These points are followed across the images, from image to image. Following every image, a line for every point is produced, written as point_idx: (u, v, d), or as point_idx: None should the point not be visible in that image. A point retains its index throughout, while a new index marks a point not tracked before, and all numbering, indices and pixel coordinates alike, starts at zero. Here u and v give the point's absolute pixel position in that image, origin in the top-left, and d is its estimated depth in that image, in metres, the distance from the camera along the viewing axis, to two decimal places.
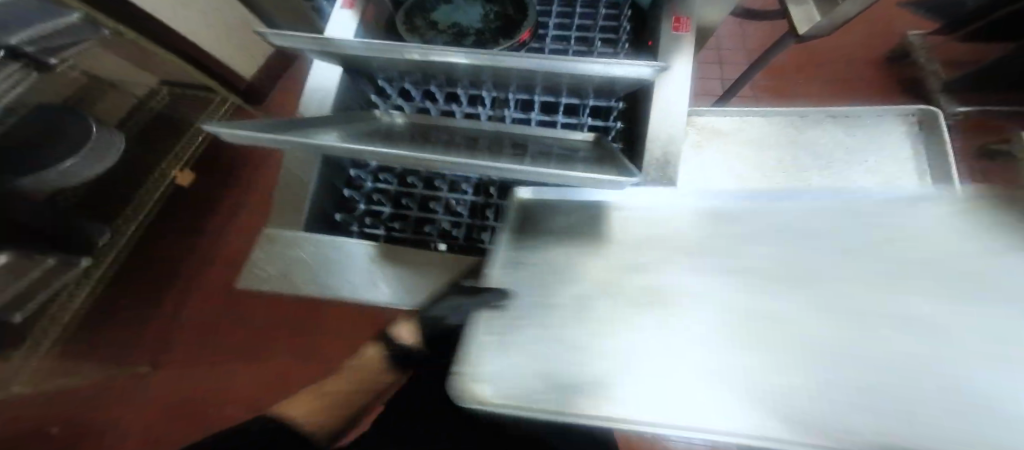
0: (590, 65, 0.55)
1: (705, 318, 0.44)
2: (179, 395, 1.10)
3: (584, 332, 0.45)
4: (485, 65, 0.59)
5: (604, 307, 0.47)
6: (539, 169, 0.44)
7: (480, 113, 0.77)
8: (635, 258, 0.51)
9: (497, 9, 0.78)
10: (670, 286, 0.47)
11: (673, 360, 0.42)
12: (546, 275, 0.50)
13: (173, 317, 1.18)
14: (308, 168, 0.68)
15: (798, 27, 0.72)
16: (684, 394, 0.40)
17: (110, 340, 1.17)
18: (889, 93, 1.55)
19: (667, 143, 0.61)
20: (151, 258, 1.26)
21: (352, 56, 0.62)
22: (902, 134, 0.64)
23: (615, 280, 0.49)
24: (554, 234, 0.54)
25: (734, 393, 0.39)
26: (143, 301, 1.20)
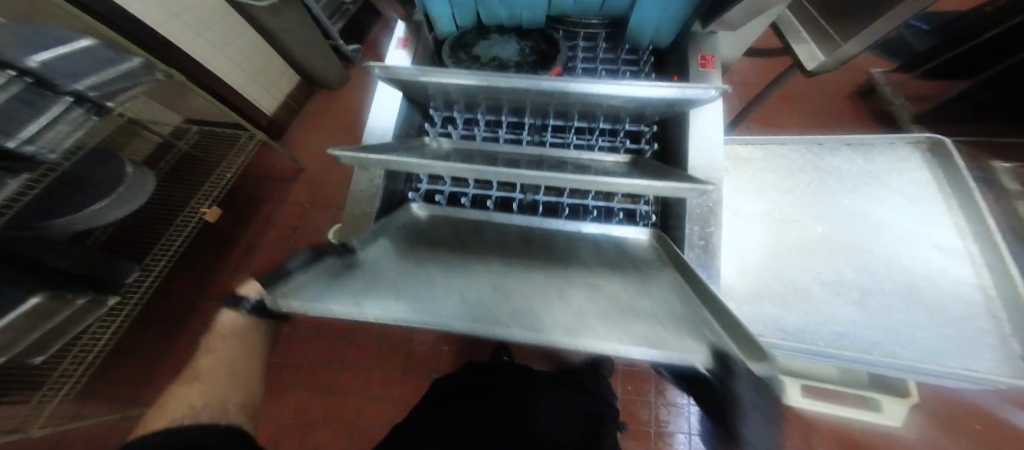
0: (648, 89, 0.59)
1: (528, 275, 0.50)
2: None
3: (429, 284, 0.47)
4: (535, 92, 0.65)
5: (448, 270, 0.50)
6: (619, 179, 0.46)
7: (522, 138, 0.81)
8: (493, 247, 0.57)
9: (532, 46, 0.85)
10: (508, 260, 0.53)
11: (505, 297, 0.45)
12: (400, 256, 0.52)
13: (187, 354, 1.14)
14: (372, 193, 0.67)
15: (805, 62, 0.82)
16: (516, 316, 0.42)
17: (119, 378, 1.10)
18: (866, 124, 1.71)
19: (706, 169, 0.66)
20: (170, 291, 1.24)
21: (416, 85, 0.68)
22: (920, 160, 0.69)
23: (466, 259, 0.53)
24: (417, 239, 0.58)
25: (553, 314, 0.43)
26: (161, 336, 1.17)
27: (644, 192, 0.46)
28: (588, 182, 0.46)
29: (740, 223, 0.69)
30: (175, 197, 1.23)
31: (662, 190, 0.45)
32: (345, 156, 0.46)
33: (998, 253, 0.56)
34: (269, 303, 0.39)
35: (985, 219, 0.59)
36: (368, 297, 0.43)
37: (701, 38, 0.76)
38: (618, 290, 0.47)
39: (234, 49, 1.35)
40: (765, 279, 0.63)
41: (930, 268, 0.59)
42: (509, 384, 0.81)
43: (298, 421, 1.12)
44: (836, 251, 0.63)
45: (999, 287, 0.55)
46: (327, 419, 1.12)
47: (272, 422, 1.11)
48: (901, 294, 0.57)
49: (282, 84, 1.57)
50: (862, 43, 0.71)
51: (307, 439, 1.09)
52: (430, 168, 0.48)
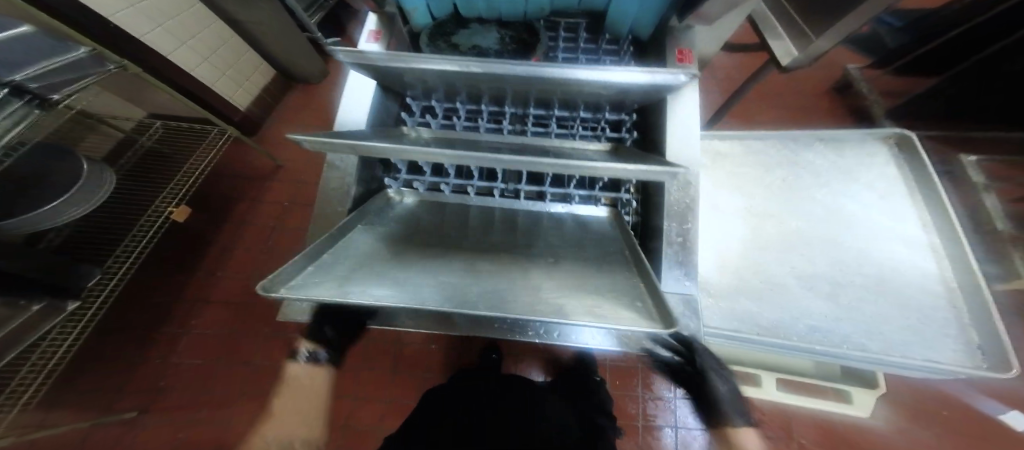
0: (619, 74, 0.61)
1: (498, 272, 0.56)
2: (172, 440, 1.01)
3: (405, 277, 0.51)
4: (511, 78, 0.65)
5: (422, 265, 0.55)
6: (598, 166, 0.48)
7: (503, 127, 0.81)
8: (463, 241, 0.63)
9: (512, 34, 0.84)
10: (479, 256, 0.60)
11: (474, 290, 0.51)
12: (373, 251, 0.56)
13: (161, 359, 1.10)
14: (344, 183, 0.65)
15: (779, 58, 0.83)
16: (488, 304, 0.48)
17: (87, 388, 1.06)
18: (843, 120, 1.75)
19: (686, 164, 0.65)
20: (139, 296, 1.19)
21: (388, 71, 0.68)
22: (887, 156, 0.70)
23: (438, 255, 0.58)
24: (391, 232, 0.62)
25: (523, 304, 0.49)
26: (130, 343, 1.12)
27: (621, 176, 0.48)
28: (563, 166, 0.48)
29: (717, 217, 0.70)
30: (142, 195, 1.18)
31: (626, 172, 0.47)
32: (308, 141, 0.46)
33: (958, 243, 0.58)
34: (262, 292, 0.39)
35: (943, 202, 0.61)
36: (357, 288, 0.46)
37: (678, 32, 0.76)
38: (578, 281, 0.55)
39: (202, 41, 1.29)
40: (738, 272, 0.64)
41: (893, 258, 0.60)
42: (509, 388, 0.83)
43: None
44: (809, 242, 0.64)
45: (959, 278, 0.56)
46: None
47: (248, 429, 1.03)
48: (867, 286, 0.58)
49: (256, 78, 1.53)
50: (835, 38, 0.72)
51: None
52: (403, 154, 0.49)
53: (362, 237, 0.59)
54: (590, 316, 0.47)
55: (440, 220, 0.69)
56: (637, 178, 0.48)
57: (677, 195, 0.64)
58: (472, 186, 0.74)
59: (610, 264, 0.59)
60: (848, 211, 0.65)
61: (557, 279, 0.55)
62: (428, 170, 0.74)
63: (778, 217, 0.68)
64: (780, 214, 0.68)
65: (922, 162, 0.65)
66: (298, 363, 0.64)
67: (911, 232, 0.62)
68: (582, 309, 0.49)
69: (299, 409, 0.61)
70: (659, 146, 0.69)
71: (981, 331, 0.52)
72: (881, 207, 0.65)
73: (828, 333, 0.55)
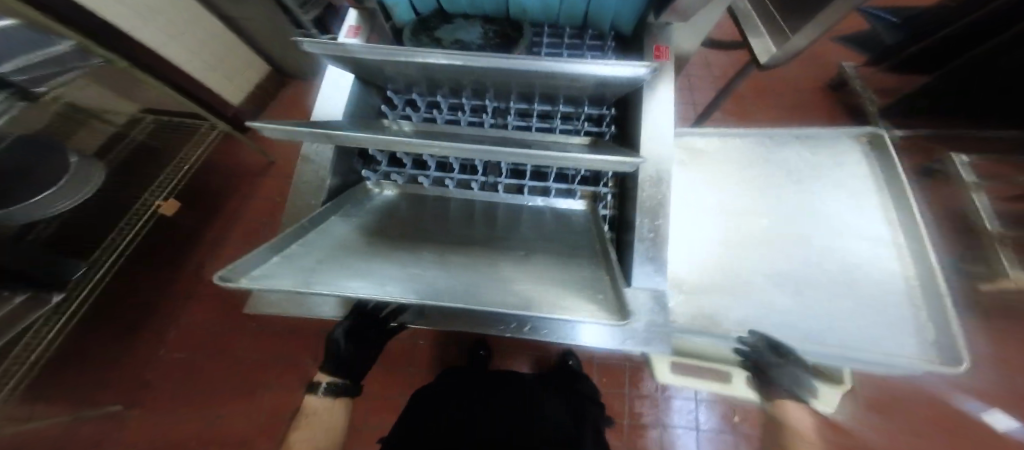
0: (590, 67, 0.60)
1: (470, 266, 0.57)
2: (156, 434, 1.03)
3: (373, 271, 0.51)
4: (489, 69, 0.66)
5: (394, 259, 0.55)
6: (563, 156, 0.48)
7: (484, 121, 0.81)
8: (438, 235, 0.64)
9: (496, 29, 0.84)
10: (453, 250, 0.60)
11: (444, 284, 0.51)
12: (343, 245, 0.56)
13: (148, 353, 1.12)
14: (320, 175, 0.66)
15: (759, 56, 0.83)
16: (456, 297, 0.48)
17: (73, 382, 1.07)
18: (837, 118, 1.75)
19: (660, 160, 0.66)
20: (127, 291, 1.20)
21: (365, 63, 0.68)
22: (860, 154, 0.71)
23: (411, 248, 0.59)
24: (365, 226, 0.63)
25: (492, 297, 0.49)
26: (116, 337, 1.14)
27: (586, 165, 0.48)
28: (527, 155, 0.48)
29: (692, 213, 0.70)
30: (132, 189, 1.19)
31: (587, 162, 0.47)
32: (269, 132, 0.46)
33: (921, 240, 0.59)
34: (219, 281, 0.39)
35: (908, 199, 0.62)
36: (322, 281, 0.46)
37: (658, 30, 0.76)
38: (548, 275, 0.55)
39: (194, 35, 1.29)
40: (710, 268, 0.65)
41: (859, 254, 0.61)
42: (503, 388, 0.90)
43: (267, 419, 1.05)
44: (780, 239, 0.65)
45: (920, 276, 0.58)
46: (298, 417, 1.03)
47: (233, 425, 1.04)
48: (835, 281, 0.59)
49: (249, 74, 1.54)
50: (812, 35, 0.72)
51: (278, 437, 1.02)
52: (368, 142, 0.49)
53: (336, 229, 0.60)
54: (555, 308, 0.47)
55: (418, 214, 0.69)
56: (597, 168, 0.48)
57: (650, 191, 0.64)
58: (451, 178, 0.74)
59: (582, 257, 0.60)
60: (819, 208, 0.66)
61: (529, 272, 0.56)
62: (409, 163, 0.75)
63: (751, 213, 0.68)
64: (754, 210, 0.69)
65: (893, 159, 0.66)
66: (317, 396, 0.72)
67: (878, 230, 0.63)
68: (549, 300, 0.49)
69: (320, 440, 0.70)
70: (635, 142, 0.69)
71: (938, 328, 0.54)
72: (851, 204, 0.66)
73: (793, 329, 0.57)
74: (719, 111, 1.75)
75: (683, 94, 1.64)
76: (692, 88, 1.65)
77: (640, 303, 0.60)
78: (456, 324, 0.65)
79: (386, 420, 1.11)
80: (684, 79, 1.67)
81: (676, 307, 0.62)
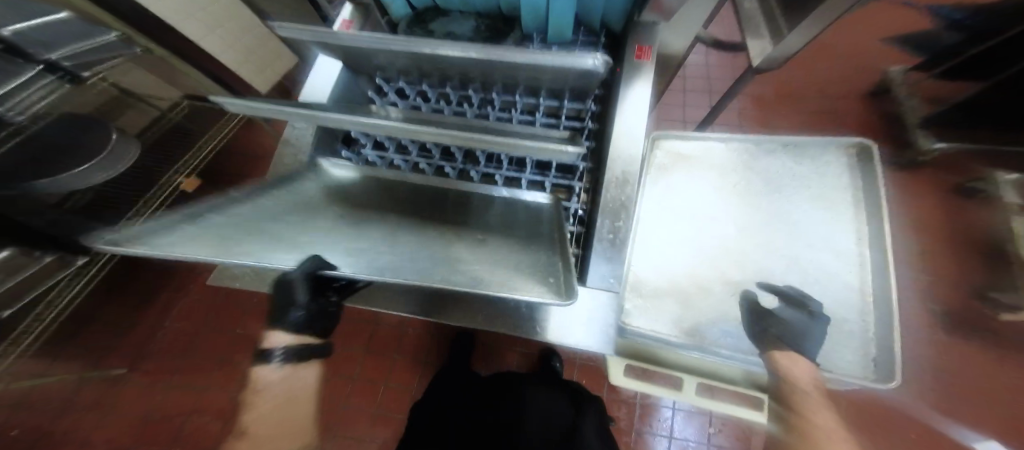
0: (549, 59, 0.60)
1: (412, 241, 0.54)
2: (152, 398, 1.14)
3: (294, 240, 0.50)
4: (470, 60, 0.66)
5: (324, 231, 0.54)
6: (508, 142, 0.48)
7: (466, 111, 0.82)
8: (391, 211, 0.61)
9: (488, 22, 0.85)
10: (398, 228, 0.57)
11: (374, 253, 0.49)
12: (277, 213, 0.55)
13: (158, 320, 1.24)
14: (297, 159, 0.72)
15: (753, 58, 0.82)
16: (383, 265, 0.46)
17: (90, 343, 1.20)
18: (872, 126, 1.63)
19: (628, 161, 0.66)
20: (142, 264, 1.31)
21: (349, 49, 0.70)
22: (845, 166, 0.68)
23: (352, 223, 0.56)
24: (318, 198, 0.61)
25: (421, 267, 0.46)
26: (131, 305, 1.25)
27: (528, 152, 0.48)
28: (468, 139, 0.48)
29: (661, 215, 0.69)
30: (157, 166, 1.31)
31: (519, 147, 0.47)
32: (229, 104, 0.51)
33: (885, 256, 0.58)
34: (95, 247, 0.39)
35: (881, 212, 0.61)
36: (230, 242, 0.46)
37: (644, 28, 0.75)
38: (495, 258, 0.52)
39: (232, 26, 1.37)
40: (669, 271, 0.64)
41: (821, 268, 0.62)
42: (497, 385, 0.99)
43: None
44: (748, 250, 0.65)
45: (874, 290, 0.58)
46: None
47: (222, 395, 1.14)
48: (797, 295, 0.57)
49: (278, 65, 1.61)
50: (808, 35, 0.69)
51: None
52: (319, 121, 0.51)
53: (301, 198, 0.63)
54: (480, 281, 0.45)
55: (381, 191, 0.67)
56: (529, 154, 0.47)
57: (613, 192, 0.64)
58: (425, 164, 0.76)
59: (536, 249, 0.55)
60: (787, 218, 0.66)
61: (476, 253, 0.53)
62: (390, 147, 0.78)
63: (717, 219, 0.68)
64: (722, 216, 0.68)
65: (873, 170, 0.64)
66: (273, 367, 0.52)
67: (843, 247, 0.62)
68: (477, 276, 0.46)
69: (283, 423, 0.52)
70: (607, 143, 0.70)
71: (880, 346, 0.54)
72: (820, 216, 0.65)
73: (736, 335, 0.59)
74: (739, 115, 1.65)
75: (700, 97, 1.59)
76: (710, 91, 1.60)
77: (597, 301, 0.62)
78: (446, 315, 0.67)
79: (364, 402, 1.17)
80: (704, 82, 1.62)
81: (630, 305, 0.63)
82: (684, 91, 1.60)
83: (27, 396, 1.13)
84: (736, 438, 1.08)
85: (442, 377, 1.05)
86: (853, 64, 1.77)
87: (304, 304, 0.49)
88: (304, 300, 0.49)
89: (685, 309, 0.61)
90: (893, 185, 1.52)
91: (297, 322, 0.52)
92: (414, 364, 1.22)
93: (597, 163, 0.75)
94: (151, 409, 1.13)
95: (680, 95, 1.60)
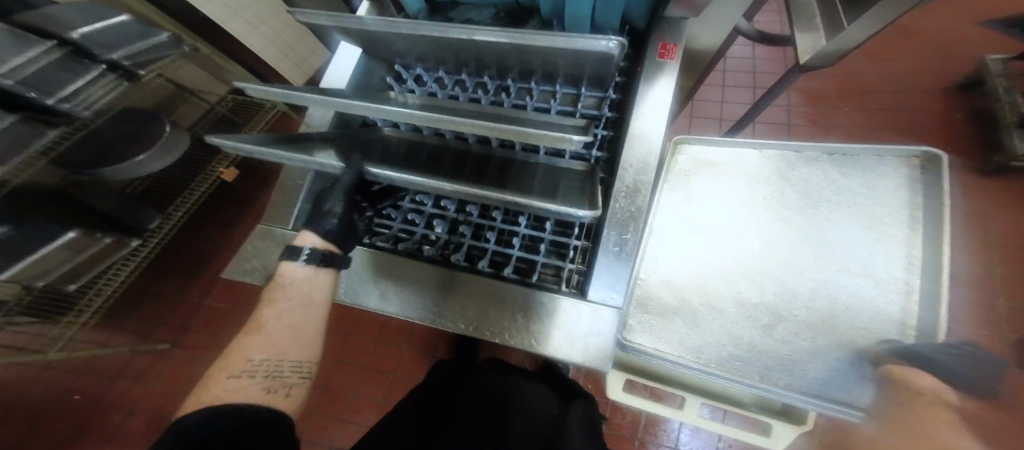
0: (556, 41, 0.55)
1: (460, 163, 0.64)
2: (189, 373, 1.26)
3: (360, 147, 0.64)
4: (481, 45, 0.62)
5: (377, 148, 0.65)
6: (509, 125, 0.43)
7: (480, 98, 0.74)
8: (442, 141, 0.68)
9: (507, 12, 0.81)
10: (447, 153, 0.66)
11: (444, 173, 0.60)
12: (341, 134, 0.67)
13: (200, 300, 1.36)
14: (304, 170, 0.67)
15: (800, 53, 0.70)
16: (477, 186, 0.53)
17: (141, 318, 1.33)
18: (954, 126, 1.42)
19: (640, 169, 0.62)
20: (187, 247, 1.44)
21: (366, 36, 0.68)
22: (904, 179, 0.59)
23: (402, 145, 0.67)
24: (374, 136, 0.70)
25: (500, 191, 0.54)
26: (177, 285, 1.39)
27: (531, 138, 0.42)
28: (470, 126, 0.43)
29: (676, 223, 0.64)
30: (201, 160, 1.39)
31: (522, 136, 0.42)
32: (254, 90, 0.50)
33: (935, 286, 0.51)
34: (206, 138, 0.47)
35: (942, 227, 0.52)
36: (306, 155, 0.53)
37: (669, 23, 0.69)
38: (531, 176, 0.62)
39: (274, 23, 1.42)
40: (677, 274, 0.60)
41: (860, 292, 0.54)
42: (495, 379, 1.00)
43: None
44: (778, 261, 0.58)
45: (921, 324, 0.51)
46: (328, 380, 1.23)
47: None
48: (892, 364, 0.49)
49: (315, 58, 1.66)
50: (873, 24, 0.59)
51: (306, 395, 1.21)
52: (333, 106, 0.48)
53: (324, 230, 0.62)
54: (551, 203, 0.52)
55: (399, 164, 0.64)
56: (539, 144, 0.42)
57: (619, 203, 0.60)
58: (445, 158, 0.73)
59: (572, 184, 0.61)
60: (823, 238, 0.58)
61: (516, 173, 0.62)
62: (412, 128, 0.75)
63: (742, 234, 0.61)
64: (748, 231, 0.61)
65: (938, 181, 0.55)
66: (297, 263, 0.58)
67: (886, 273, 0.54)
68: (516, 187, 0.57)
69: (297, 328, 0.57)
70: (622, 142, 0.65)
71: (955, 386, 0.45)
72: (863, 234, 0.57)
73: (757, 364, 0.53)
74: (788, 110, 1.50)
75: (741, 92, 1.46)
76: (754, 86, 1.46)
77: (600, 318, 0.58)
78: (445, 308, 0.62)
79: (375, 392, 1.21)
80: (748, 75, 1.48)
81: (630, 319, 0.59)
82: (723, 86, 1.48)
83: (88, 362, 1.28)
84: None
85: (449, 361, 1.10)
86: (937, 53, 1.54)
87: (341, 214, 0.59)
88: (341, 209, 0.59)
89: (688, 325, 0.57)
90: (968, 197, 1.33)
91: (331, 229, 0.59)
92: (424, 359, 1.25)
93: (612, 155, 0.70)
94: (189, 383, 1.24)
95: (718, 89, 1.48)
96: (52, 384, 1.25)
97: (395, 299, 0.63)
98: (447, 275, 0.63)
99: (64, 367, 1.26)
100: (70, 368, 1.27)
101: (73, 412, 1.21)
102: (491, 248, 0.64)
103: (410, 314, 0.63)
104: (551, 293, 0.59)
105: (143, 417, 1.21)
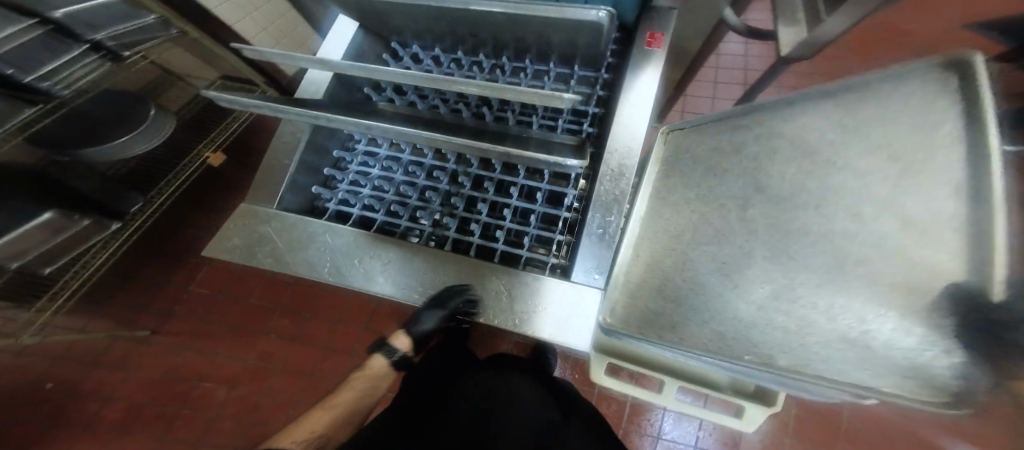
0: (545, 9, 0.58)
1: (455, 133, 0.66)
2: (168, 361, 1.24)
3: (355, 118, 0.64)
4: (474, 16, 0.62)
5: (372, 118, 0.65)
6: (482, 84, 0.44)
7: (475, 76, 0.73)
8: (436, 118, 0.69)
9: None
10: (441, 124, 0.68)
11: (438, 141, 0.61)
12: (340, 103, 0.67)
13: (183, 286, 1.34)
14: (293, 146, 0.67)
15: (781, 46, 0.74)
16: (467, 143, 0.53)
17: (120, 304, 1.31)
18: None
19: (626, 153, 0.63)
20: (172, 235, 1.41)
21: (363, 9, 0.67)
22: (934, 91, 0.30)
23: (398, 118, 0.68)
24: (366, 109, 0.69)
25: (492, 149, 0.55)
26: (159, 272, 1.36)
27: (504, 94, 0.43)
28: (446, 81, 0.44)
29: (673, 178, 0.48)
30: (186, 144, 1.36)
31: (502, 92, 0.43)
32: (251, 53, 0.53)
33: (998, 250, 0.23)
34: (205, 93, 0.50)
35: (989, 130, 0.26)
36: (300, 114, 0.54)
37: (658, 13, 0.70)
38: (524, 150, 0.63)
39: None
40: (668, 235, 0.44)
41: (899, 210, 0.28)
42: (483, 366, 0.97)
43: (287, 367, 1.21)
44: (760, 191, 0.38)
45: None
46: (314, 370, 1.20)
47: (237, 362, 1.23)
48: (996, 329, 0.22)
49: None
50: (849, 19, 0.62)
51: (289, 383, 1.19)
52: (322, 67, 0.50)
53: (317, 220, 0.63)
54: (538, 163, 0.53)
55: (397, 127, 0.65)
56: (512, 98, 0.43)
57: (605, 185, 0.62)
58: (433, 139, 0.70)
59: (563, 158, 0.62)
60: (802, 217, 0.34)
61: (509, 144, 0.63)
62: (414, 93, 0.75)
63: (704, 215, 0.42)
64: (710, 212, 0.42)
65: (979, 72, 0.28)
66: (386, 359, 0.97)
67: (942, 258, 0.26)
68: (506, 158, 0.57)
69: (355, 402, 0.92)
70: (609, 127, 0.66)
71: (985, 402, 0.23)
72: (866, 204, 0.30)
73: (759, 349, 0.32)
74: None
75: (731, 89, 1.49)
76: (745, 83, 1.49)
77: (585, 298, 0.58)
78: (429, 285, 0.62)
79: None
80: (739, 72, 1.51)
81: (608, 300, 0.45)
82: (715, 82, 1.50)
83: (65, 348, 1.25)
84: (724, 446, 1.05)
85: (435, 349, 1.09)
86: None
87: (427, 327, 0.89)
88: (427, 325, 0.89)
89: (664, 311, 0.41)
90: None
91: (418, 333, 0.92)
92: None
93: (602, 131, 0.71)
94: (169, 370, 1.23)
95: (710, 85, 1.50)
96: (28, 370, 1.22)
97: (380, 278, 0.62)
98: (432, 252, 0.63)
99: (41, 353, 1.24)
100: (46, 355, 1.24)
101: (49, 399, 1.19)
102: (485, 219, 0.65)
103: (394, 291, 0.62)
104: (537, 273, 0.61)
105: (121, 404, 1.19)
